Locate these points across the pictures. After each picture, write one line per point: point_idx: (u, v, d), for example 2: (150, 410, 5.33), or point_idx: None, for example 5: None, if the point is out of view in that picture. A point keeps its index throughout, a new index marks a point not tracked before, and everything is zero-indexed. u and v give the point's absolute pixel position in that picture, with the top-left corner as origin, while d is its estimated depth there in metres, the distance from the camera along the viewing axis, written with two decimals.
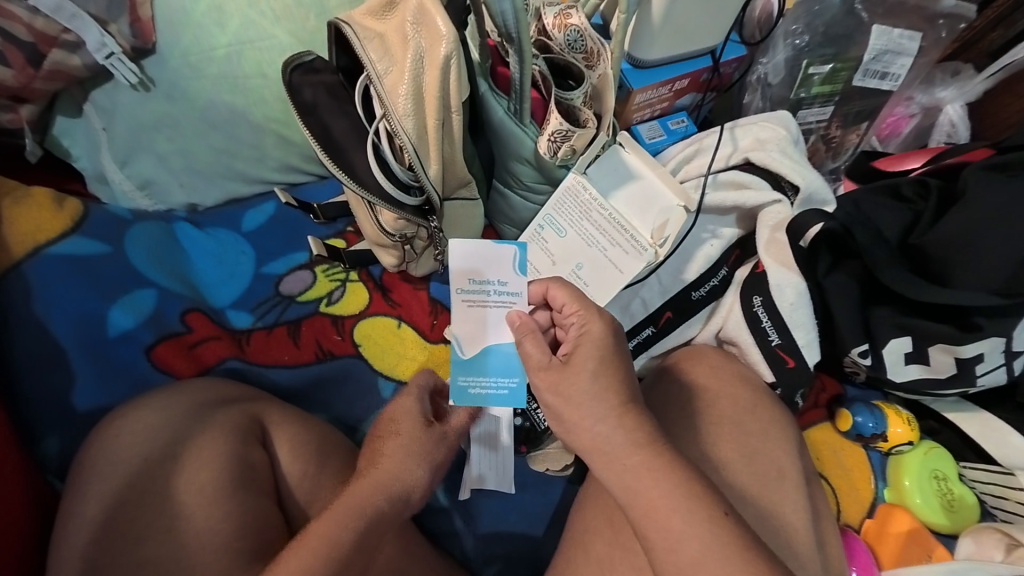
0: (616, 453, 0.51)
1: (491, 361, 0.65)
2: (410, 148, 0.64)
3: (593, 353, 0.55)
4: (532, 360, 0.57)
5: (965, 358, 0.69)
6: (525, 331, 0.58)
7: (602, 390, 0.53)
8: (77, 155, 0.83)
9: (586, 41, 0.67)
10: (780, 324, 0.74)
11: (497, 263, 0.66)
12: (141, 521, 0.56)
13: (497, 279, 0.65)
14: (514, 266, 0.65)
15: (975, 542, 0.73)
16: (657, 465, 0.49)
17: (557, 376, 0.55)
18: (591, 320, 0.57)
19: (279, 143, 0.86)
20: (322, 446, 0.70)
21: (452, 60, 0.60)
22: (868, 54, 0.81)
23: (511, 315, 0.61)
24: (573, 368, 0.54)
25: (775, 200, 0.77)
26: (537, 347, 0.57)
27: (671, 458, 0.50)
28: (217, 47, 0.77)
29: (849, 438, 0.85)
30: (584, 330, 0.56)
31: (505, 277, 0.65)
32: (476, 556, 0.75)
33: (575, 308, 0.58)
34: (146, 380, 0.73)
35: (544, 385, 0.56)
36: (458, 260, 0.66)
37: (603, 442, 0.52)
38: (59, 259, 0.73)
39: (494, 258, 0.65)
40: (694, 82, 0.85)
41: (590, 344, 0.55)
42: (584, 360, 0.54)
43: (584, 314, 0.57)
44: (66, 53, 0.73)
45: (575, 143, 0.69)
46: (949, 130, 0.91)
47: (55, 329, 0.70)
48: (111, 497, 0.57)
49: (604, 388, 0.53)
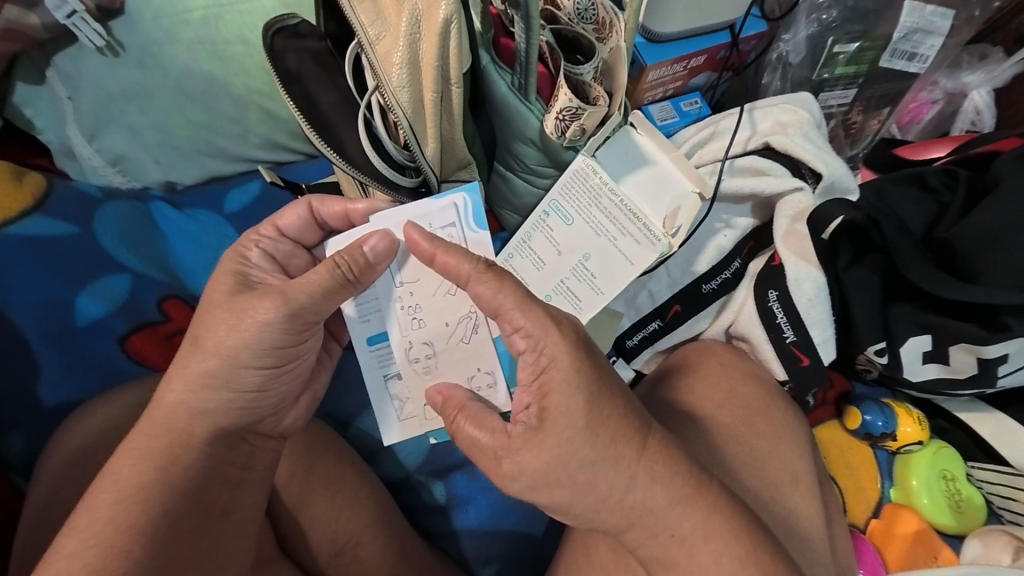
0: (603, 455, 0.46)
1: (483, 362, 0.55)
2: (406, 125, 0.58)
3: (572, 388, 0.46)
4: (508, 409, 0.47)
5: (988, 359, 0.65)
6: (456, 409, 0.50)
7: (587, 424, 0.45)
8: (41, 127, 0.77)
9: (598, 11, 0.64)
10: (796, 321, 0.70)
11: (442, 215, 0.55)
12: None
13: (445, 228, 0.55)
14: (467, 214, 0.55)
15: (983, 544, 0.72)
16: (653, 488, 0.47)
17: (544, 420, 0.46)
18: (551, 343, 0.47)
19: (264, 118, 0.80)
20: (310, 444, 0.64)
21: (452, 24, 0.53)
22: (897, 33, 0.75)
23: (432, 393, 0.53)
24: (570, 407, 0.45)
25: (797, 188, 0.72)
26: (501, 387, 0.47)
27: (665, 486, 0.47)
28: (194, 9, 0.72)
29: (858, 437, 0.82)
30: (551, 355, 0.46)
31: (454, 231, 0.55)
32: (472, 556, 0.72)
33: (522, 321, 0.47)
34: (119, 373, 0.67)
35: (489, 447, 0.47)
36: (434, 205, 0.55)
37: (591, 480, 0.46)
38: (21, 241, 0.67)
39: (439, 213, 0.55)
40: (709, 60, 0.79)
41: (574, 358, 0.47)
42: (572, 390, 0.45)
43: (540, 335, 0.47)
44: (22, 10, 0.67)
45: (585, 122, 0.63)
46: (973, 117, 0.87)
47: (17, 318, 0.64)
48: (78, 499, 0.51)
49: (587, 419, 0.45)
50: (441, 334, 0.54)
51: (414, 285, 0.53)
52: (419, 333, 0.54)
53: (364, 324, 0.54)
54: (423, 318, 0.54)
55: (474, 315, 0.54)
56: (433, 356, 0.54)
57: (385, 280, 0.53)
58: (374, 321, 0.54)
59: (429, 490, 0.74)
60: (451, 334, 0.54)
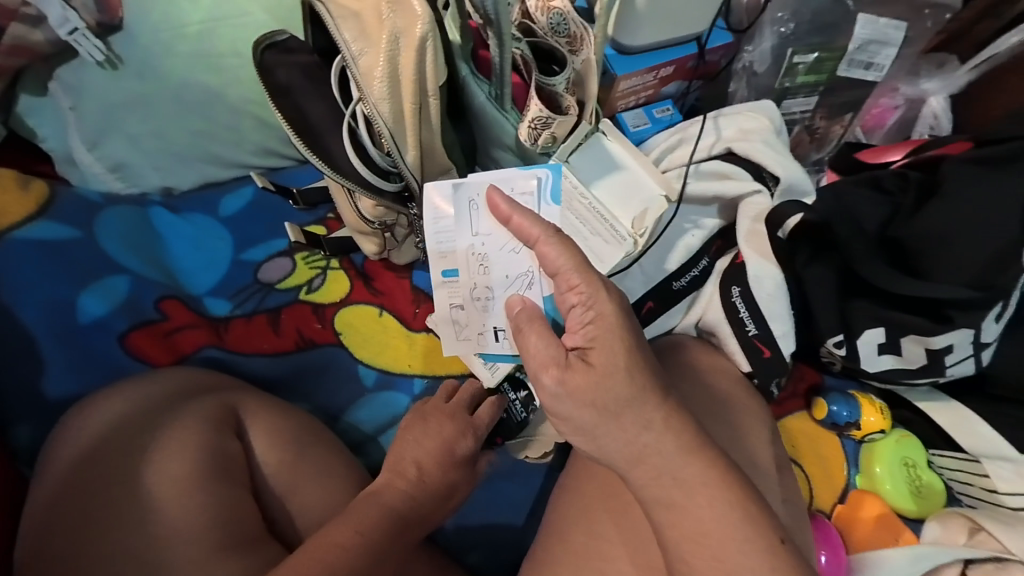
0: None
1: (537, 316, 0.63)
2: (387, 134, 0.62)
3: (606, 356, 0.51)
4: (538, 358, 0.53)
5: (935, 349, 0.70)
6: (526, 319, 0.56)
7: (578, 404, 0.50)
8: (45, 135, 0.80)
9: (569, 24, 0.68)
10: (758, 315, 0.74)
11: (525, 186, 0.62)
12: (107, 519, 0.53)
13: (524, 196, 0.62)
14: (547, 190, 0.62)
15: (941, 526, 0.76)
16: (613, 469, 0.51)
17: (578, 379, 0.51)
18: (600, 300, 0.53)
19: (257, 126, 0.84)
20: (299, 435, 0.66)
21: (428, 42, 0.59)
22: (852, 45, 0.80)
23: (512, 301, 0.59)
24: (599, 369, 0.51)
25: (755, 191, 0.76)
26: (541, 341, 0.53)
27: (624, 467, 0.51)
28: (188, 24, 0.76)
29: (825, 426, 0.87)
30: (593, 313, 0.53)
31: (533, 198, 0.62)
32: (455, 542, 0.76)
33: (576, 282, 0.53)
34: (119, 369, 0.71)
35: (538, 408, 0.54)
36: (519, 174, 0.62)
37: None
38: (27, 243, 0.71)
39: (524, 181, 0.62)
40: (679, 70, 0.84)
41: (602, 328, 0.52)
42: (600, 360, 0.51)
43: (589, 294, 0.53)
44: (27, 27, 0.71)
45: (555, 131, 0.69)
46: (932, 122, 0.92)
47: (25, 316, 0.68)
48: (78, 477, 0.55)
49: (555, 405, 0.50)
50: (501, 283, 0.62)
51: (491, 237, 0.60)
52: (484, 279, 0.62)
53: (441, 257, 0.62)
54: (487, 267, 0.61)
55: (531, 275, 0.61)
56: (492, 299, 0.63)
57: (465, 227, 0.61)
58: (449, 259, 0.62)
59: None
60: (511, 287, 0.62)
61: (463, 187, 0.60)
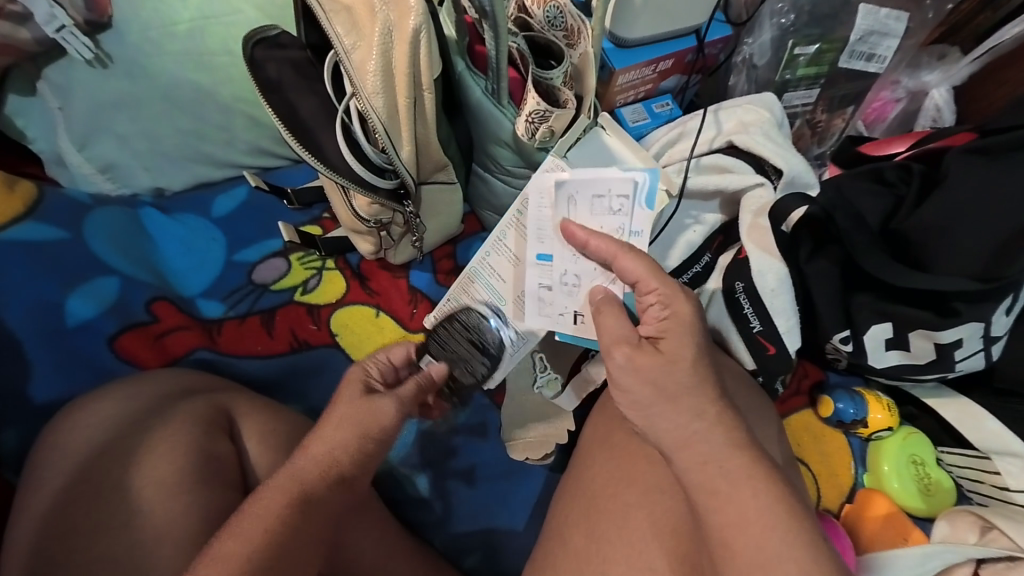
0: None
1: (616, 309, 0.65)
2: (381, 130, 0.61)
3: (683, 342, 0.52)
4: (610, 333, 0.55)
5: (943, 344, 0.69)
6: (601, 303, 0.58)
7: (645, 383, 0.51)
8: (33, 136, 0.79)
9: (566, 18, 0.66)
10: (762, 311, 0.72)
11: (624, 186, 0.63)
12: (93, 524, 0.51)
13: (620, 196, 0.63)
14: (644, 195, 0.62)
15: (949, 525, 0.74)
16: None
17: (647, 361, 0.51)
18: (678, 300, 0.54)
19: (250, 125, 0.83)
20: (292, 437, 0.64)
21: (422, 34, 0.57)
22: (853, 35, 0.78)
23: (594, 291, 0.62)
24: (669, 355, 0.51)
25: (758, 184, 0.75)
26: (616, 323, 0.55)
27: None
28: (179, 22, 0.75)
29: (830, 425, 0.85)
30: (671, 311, 0.54)
31: (627, 202, 0.63)
32: (455, 547, 0.74)
33: (653, 286, 0.55)
34: (109, 371, 0.70)
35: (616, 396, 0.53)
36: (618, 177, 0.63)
37: None
38: (12, 244, 0.69)
39: (621, 180, 0.63)
40: (677, 64, 0.82)
41: (678, 323, 0.53)
42: (677, 347, 0.52)
43: (668, 293, 0.54)
44: (13, 25, 0.70)
45: (554, 124, 0.67)
46: (934, 114, 0.91)
47: (9, 319, 0.66)
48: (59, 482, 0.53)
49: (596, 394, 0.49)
50: (589, 274, 0.65)
51: (572, 258, 0.65)
52: (574, 266, 0.65)
53: (539, 240, 0.67)
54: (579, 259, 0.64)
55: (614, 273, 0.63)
56: (579, 287, 0.65)
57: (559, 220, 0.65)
58: (546, 243, 0.66)
59: (413, 482, 0.76)
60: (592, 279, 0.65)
61: (565, 184, 0.64)
